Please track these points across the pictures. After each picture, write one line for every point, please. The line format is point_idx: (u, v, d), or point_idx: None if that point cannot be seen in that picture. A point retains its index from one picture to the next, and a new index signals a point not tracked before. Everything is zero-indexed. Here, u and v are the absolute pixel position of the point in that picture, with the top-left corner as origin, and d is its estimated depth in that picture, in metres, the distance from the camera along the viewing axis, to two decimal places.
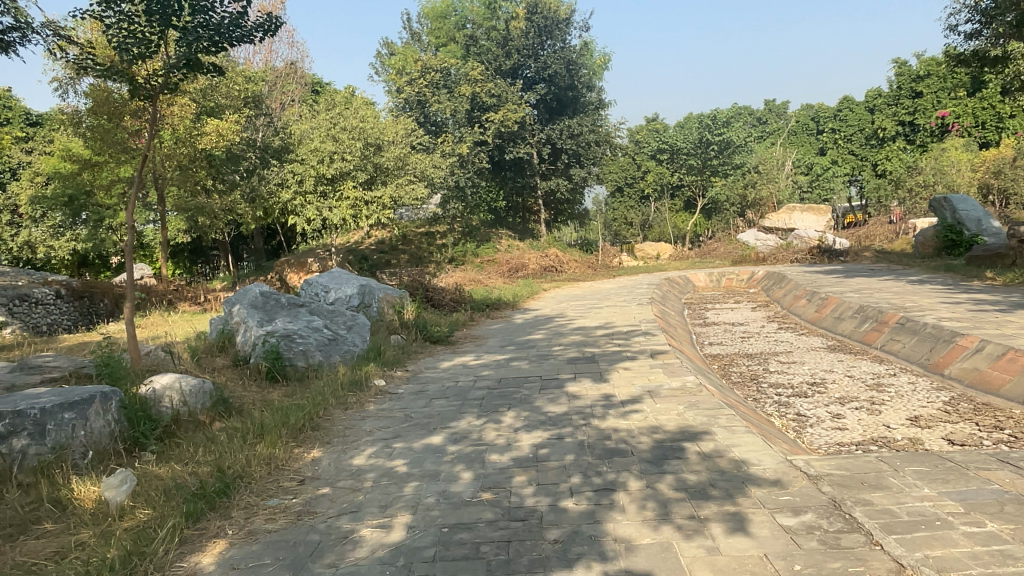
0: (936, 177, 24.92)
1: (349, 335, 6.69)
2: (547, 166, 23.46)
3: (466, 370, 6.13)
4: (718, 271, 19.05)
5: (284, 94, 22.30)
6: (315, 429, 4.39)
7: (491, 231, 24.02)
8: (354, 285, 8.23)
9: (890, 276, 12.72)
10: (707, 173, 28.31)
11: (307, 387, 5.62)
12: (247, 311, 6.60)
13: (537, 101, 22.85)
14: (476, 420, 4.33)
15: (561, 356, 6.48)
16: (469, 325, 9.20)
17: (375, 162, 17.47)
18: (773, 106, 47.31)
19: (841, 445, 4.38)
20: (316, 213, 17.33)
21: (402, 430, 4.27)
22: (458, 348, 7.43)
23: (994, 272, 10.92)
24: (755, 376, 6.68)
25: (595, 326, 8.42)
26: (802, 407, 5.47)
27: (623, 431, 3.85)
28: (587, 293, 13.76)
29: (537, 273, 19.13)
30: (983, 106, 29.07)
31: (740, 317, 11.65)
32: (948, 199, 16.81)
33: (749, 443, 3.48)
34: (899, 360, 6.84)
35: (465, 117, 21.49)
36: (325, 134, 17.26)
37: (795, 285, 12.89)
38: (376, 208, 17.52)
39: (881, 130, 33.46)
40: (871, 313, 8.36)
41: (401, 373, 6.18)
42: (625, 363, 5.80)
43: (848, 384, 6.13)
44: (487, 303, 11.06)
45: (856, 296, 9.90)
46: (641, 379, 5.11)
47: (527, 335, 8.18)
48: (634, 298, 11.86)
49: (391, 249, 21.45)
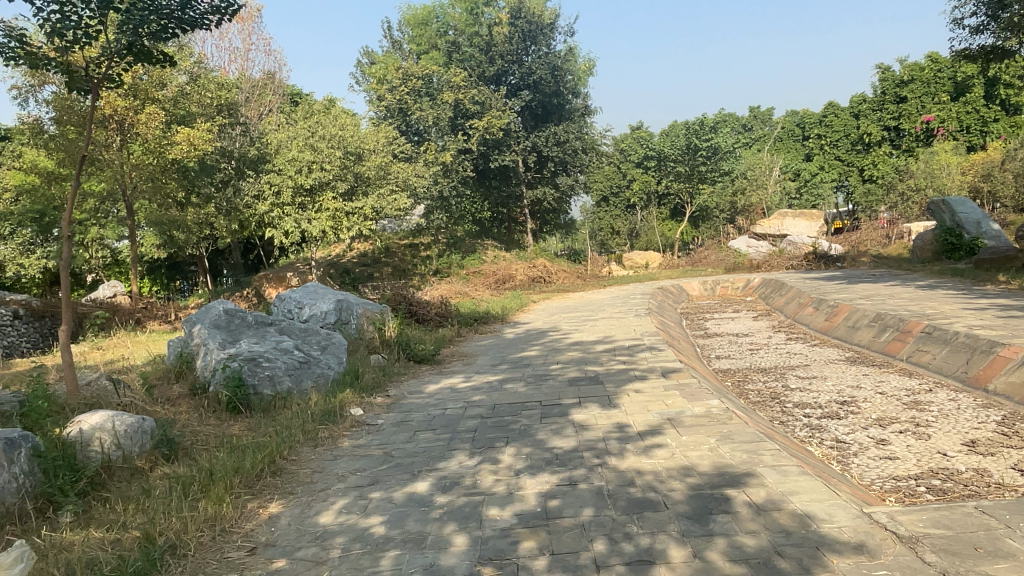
0: (926, 181, 24.59)
1: (323, 357, 5.98)
2: (533, 175, 22.88)
3: (455, 394, 5.43)
4: (712, 279, 18.51)
5: (261, 104, 21.59)
6: (278, 474, 3.68)
7: (477, 242, 23.36)
8: (330, 300, 7.52)
9: (896, 282, 12.18)
10: (695, 180, 27.84)
11: (273, 419, 4.90)
12: (208, 331, 5.87)
13: (522, 108, 22.36)
14: (469, 460, 3.64)
15: (560, 375, 5.81)
16: (457, 341, 8.50)
17: (355, 172, 16.82)
18: (758, 114, 47.31)
19: (897, 480, 3.73)
20: (294, 225, 16.56)
21: (380, 474, 3.57)
22: (446, 368, 6.74)
23: (1006, 275, 10.42)
24: (776, 396, 6.02)
25: (594, 340, 7.75)
26: (837, 432, 4.81)
27: (649, 475, 3.18)
28: (580, 305, 13.12)
29: (525, 284, 18.48)
30: (966, 110, 29.51)
31: (743, 327, 11.03)
32: (947, 202, 16.58)
33: (810, 491, 2.81)
34: (930, 373, 6.21)
35: (448, 124, 20.79)
36: (302, 144, 16.58)
37: (797, 294, 12.34)
38: (357, 219, 16.83)
39: (867, 135, 33.22)
40: (891, 322, 7.72)
41: (382, 399, 5.46)
42: (635, 383, 5.12)
43: (881, 403, 5.47)
44: (475, 317, 10.37)
45: (870, 303, 9.29)
46: (657, 405, 4.43)
47: (520, 351, 7.50)
48: (631, 309, 11.21)
49: (373, 262, 20.69)
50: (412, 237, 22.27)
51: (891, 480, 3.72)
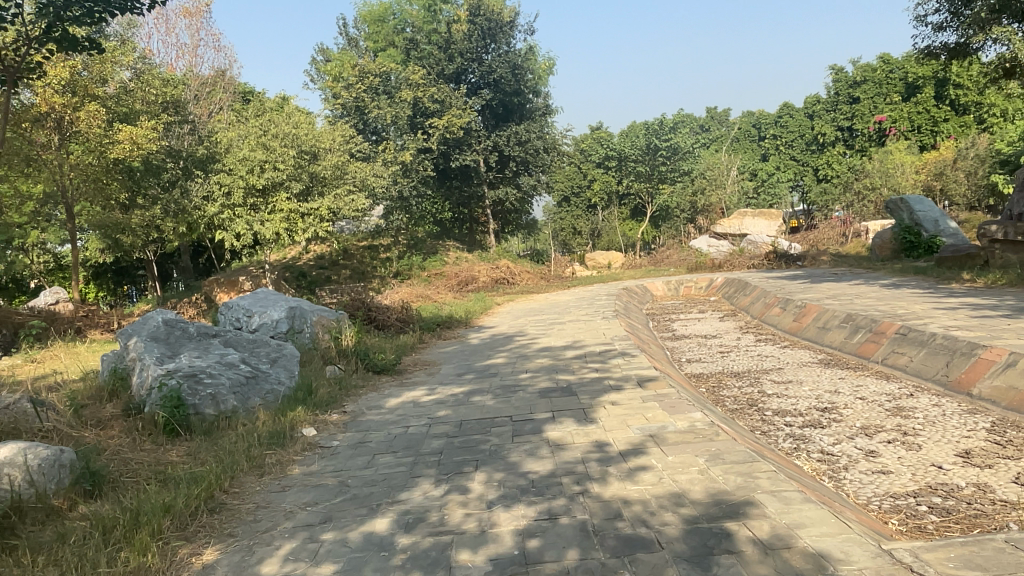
0: (881, 180, 24.99)
1: (272, 371, 5.52)
2: (494, 175, 22.56)
3: (417, 408, 5.03)
4: (676, 278, 18.42)
5: (210, 102, 20.77)
6: (216, 512, 3.25)
7: (438, 243, 22.93)
8: (281, 307, 7.04)
9: (860, 280, 12.16)
10: (656, 180, 27.87)
11: (215, 443, 4.45)
12: (145, 345, 5.37)
13: (482, 107, 21.99)
14: (435, 490, 3.26)
15: (531, 385, 5.46)
16: (418, 348, 8.09)
17: (311, 171, 16.31)
18: (715, 115, 47.93)
19: (895, 499, 3.49)
20: (247, 227, 15.90)
21: (334, 510, 3.16)
22: (407, 378, 6.33)
23: (969, 273, 10.45)
24: (753, 403, 5.76)
25: (563, 345, 7.43)
26: (824, 443, 4.56)
27: (637, 505, 2.84)
28: (545, 307, 12.82)
29: (488, 286, 18.11)
30: (916, 110, 29.91)
31: (711, 329, 10.84)
32: (905, 201, 16.80)
33: (819, 523, 2.51)
34: (907, 376, 6.05)
35: (406, 123, 20.28)
36: (254, 142, 15.94)
37: (763, 293, 12.24)
38: (313, 221, 16.33)
39: (822, 135, 33.80)
40: (863, 323, 7.57)
41: (339, 415, 5.05)
42: (610, 395, 4.80)
43: (862, 409, 5.27)
44: (438, 322, 9.97)
45: (838, 303, 9.17)
46: (637, 419, 4.12)
47: (487, 358, 7.13)
48: (598, 311, 10.93)
49: (331, 264, 20.09)
50: (371, 238, 21.75)
51: (890, 499, 3.48)
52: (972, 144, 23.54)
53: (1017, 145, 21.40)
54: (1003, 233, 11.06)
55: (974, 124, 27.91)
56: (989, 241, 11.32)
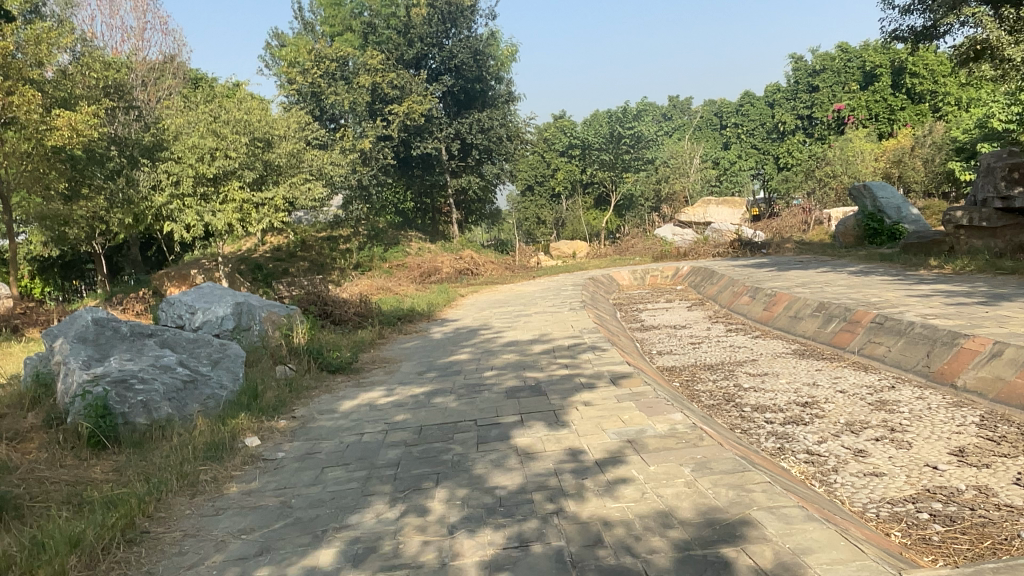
0: (842, 167, 25.19)
1: (214, 373, 5.05)
2: (457, 163, 22.10)
3: (373, 413, 4.62)
4: (642, 267, 18.23)
5: (157, 87, 19.82)
6: (135, 544, 2.81)
7: (400, 233, 22.40)
8: (227, 303, 6.53)
9: (827, 268, 12.06)
10: (620, 169, 27.71)
11: (145, 457, 3.97)
12: (70, 347, 4.86)
13: (443, 93, 21.45)
14: (391, 512, 2.87)
15: (497, 385, 5.09)
16: (378, 345, 7.67)
17: (264, 159, 15.68)
18: (678, 103, 48.10)
19: (893, 505, 3.23)
20: (196, 219, 15.19)
21: (274, 539, 2.75)
22: (364, 378, 5.91)
23: (935, 260, 10.39)
24: (729, 398, 5.47)
25: (529, 339, 7.07)
26: (808, 442, 4.29)
27: (619, 528, 2.49)
28: (511, 298, 12.48)
29: (451, 277, 17.69)
30: (874, 99, 30.19)
31: (679, 318, 10.60)
32: (868, 187, 16.91)
33: (828, 548, 2.20)
34: (886, 367, 5.85)
35: (365, 110, 19.67)
36: (204, 129, 15.21)
37: (730, 281, 12.07)
38: (268, 211, 15.80)
39: (782, 124, 34.07)
40: (837, 312, 7.37)
41: (287, 422, 4.61)
42: (582, 394, 4.46)
43: (843, 403, 5.02)
44: (399, 316, 9.53)
45: (809, 292, 8.97)
46: (612, 422, 3.78)
47: (449, 355, 6.74)
48: (565, 302, 10.59)
49: (288, 256, 19.42)
50: (330, 229, 21.11)
51: (887, 506, 3.22)
52: (929, 132, 23.87)
53: (973, 132, 21.70)
54: (969, 219, 11.14)
55: (930, 113, 28.34)
56: (955, 226, 11.40)
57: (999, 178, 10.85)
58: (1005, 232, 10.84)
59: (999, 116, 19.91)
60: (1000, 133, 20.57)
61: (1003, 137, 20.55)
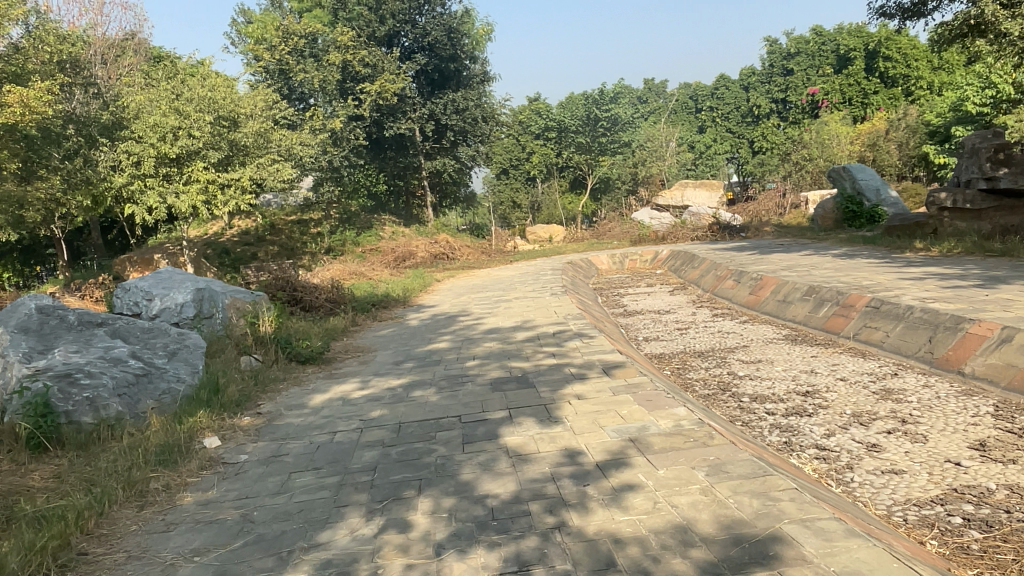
0: (818, 150, 25.14)
1: (170, 367, 4.60)
2: (431, 145, 21.55)
3: (347, 408, 4.25)
4: (620, 251, 17.94)
5: (117, 63, 18.95)
6: (67, 571, 2.41)
7: (373, 217, 21.84)
8: (187, 289, 6.08)
9: (810, 251, 11.88)
10: (596, 152, 27.45)
11: (90, 460, 3.55)
12: (9, 338, 4.38)
13: (416, 72, 20.88)
14: (367, 528, 2.50)
15: (480, 376, 4.74)
16: (351, 333, 7.26)
17: (230, 139, 15.11)
18: (653, 86, 47.90)
19: (920, 508, 2.96)
20: (159, 200, 14.55)
21: (231, 562, 2.37)
22: (337, 369, 5.52)
23: (921, 243, 10.25)
24: (725, 387, 5.17)
25: (511, 326, 6.72)
26: (816, 435, 4.01)
27: (633, 547, 2.16)
28: (488, 283, 12.12)
29: (426, 262, 17.25)
30: (848, 82, 30.25)
31: (662, 303, 10.33)
32: (847, 169, 16.76)
33: (882, 572, 1.89)
34: (885, 353, 5.61)
35: (336, 89, 19.05)
36: (166, 106, 14.55)
37: (712, 265, 11.84)
38: (235, 192, 15.24)
39: (757, 107, 34.02)
40: (829, 296, 7.12)
41: (251, 419, 4.21)
42: (574, 386, 4.13)
43: (846, 393, 4.76)
44: (373, 302, 9.11)
45: (797, 275, 8.74)
46: (610, 419, 3.45)
47: (427, 343, 6.37)
48: (546, 287, 10.24)
49: (257, 240, 18.78)
50: (300, 212, 20.47)
51: (914, 509, 2.94)
52: (904, 115, 23.96)
53: (947, 116, 21.77)
54: (952, 201, 11.01)
55: (902, 96, 28.43)
56: (938, 209, 11.28)
57: (984, 159, 10.71)
58: (988, 213, 10.69)
59: (974, 100, 19.92)
60: (974, 117, 20.63)
61: (977, 120, 20.62)
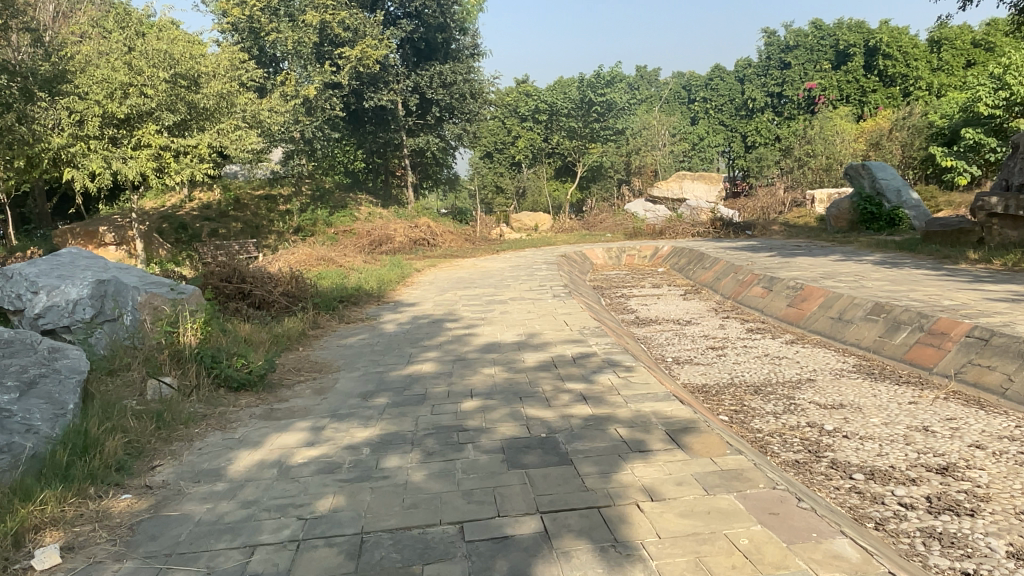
0: (821, 147, 23.82)
1: (19, 406, 2.99)
2: (414, 120, 19.90)
3: (286, 488, 2.75)
4: (616, 244, 16.55)
5: (70, 14, 17.00)
6: None
7: (348, 195, 20.17)
8: (85, 282, 4.48)
9: (841, 255, 10.60)
10: (588, 139, 26.01)
11: None
12: None
13: (401, 41, 19.09)
14: None
15: (485, 431, 3.27)
16: (309, 341, 5.76)
17: (189, 101, 13.48)
18: (645, 73, 46.76)
19: None
20: (103, 165, 12.77)
21: None
22: (281, 402, 4.02)
23: (975, 253, 8.93)
24: (818, 451, 3.76)
25: (516, 342, 5.28)
26: (1006, 559, 2.61)
27: None
28: (478, 276, 10.70)
29: (405, 248, 15.72)
30: (846, 79, 28.96)
31: (677, 310, 8.98)
32: (867, 167, 15.56)
33: None
34: (1013, 405, 4.25)
35: (312, 52, 17.28)
36: (115, 59, 12.85)
37: (728, 267, 10.53)
38: (192, 160, 13.63)
39: (751, 101, 32.49)
40: (907, 318, 5.76)
41: (129, 504, 2.69)
42: (635, 470, 2.67)
43: (998, 474, 3.37)
44: (341, 297, 7.61)
45: (847, 286, 7.38)
46: (730, 562, 1.99)
47: (406, 361, 4.90)
48: (544, 287, 8.75)
49: (218, 215, 17.03)
50: (268, 186, 18.85)
51: None
52: (908, 115, 22.78)
53: (954, 117, 20.73)
54: (1004, 207, 9.59)
55: (901, 96, 27.27)
56: (987, 215, 9.90)
57: None
58: None
59: (986, 101, 18.66)
60: (983, 119, 19.44)
61: (986, 122, 19.46)
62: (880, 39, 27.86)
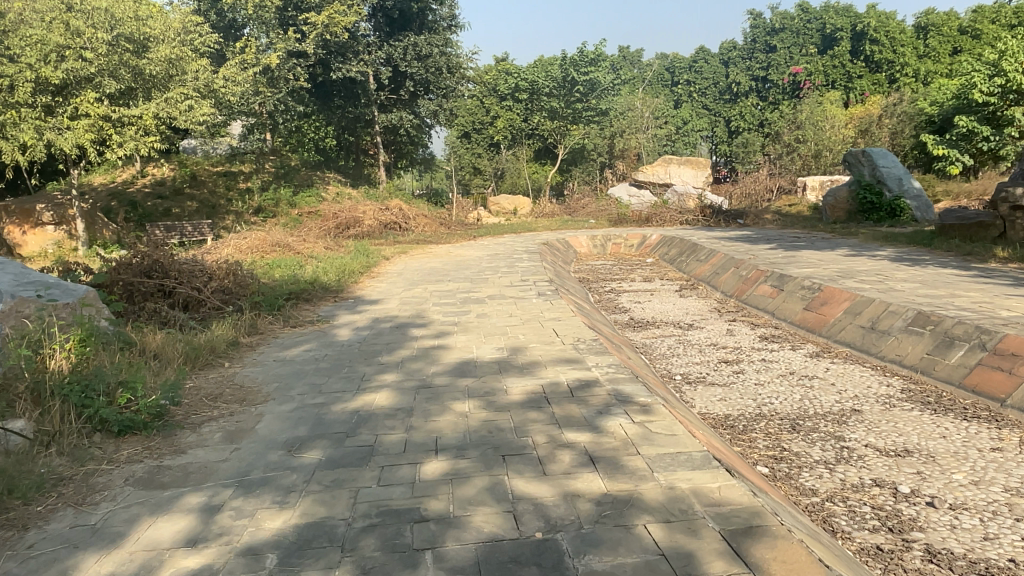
0: (812, 133, 22.73)
1: None
2: (386, 95, 18.58)
3: None
4: (600, 231, 15.53)
5: None
6: None
7: (315, 174, 18.88)
8: None
9: (850, 249, 9.70)
10: (569, 120, 24.83)
11: None
12: None
13: (372, 9, 17.71)
14: None
15: (457, 524, 2.21)
16: (238, 352, 4.65)
17: (134, 67, 12.12)
18: (627, 53, 45.79)
19: None
20: (35, 136, 11.18)
21: None
22: (177, 456, 2.93)
23: (1002, 250, 8.06)
24: (904, 533, 2.78)
25: (498, 362, 4.24)
26: None
27: None
28: (454, 266, 9.64)
29: (374, 232, 14.57)
30: (833, 64, 27.81)
31: (676, 309, 8.01)
32: (867, 154, 14.64)
33: None
34: None
35: (275, 17, 15.94)
36: (52, 18, 11.38)
37: (728, 261, 9.56)
38: (136, 132, 12.20)
39: (736, 84, 31.70)
40: (961, 333, 4.82)
41: None
42: None
43: None
44: (291, 294, 6.48)
45: (874, 289, 6.45)
46: None
47: (357, 388, 3.83)
48: (527, 283, 7.70)
49: (172, 193, 15.69)
50: (228, 163, 17.48)
51: None
52: (899, 101, 21.99)
53: (947, 105, 19.91)
54: None
55: (886, 83, 26.18)
56: (1010, 208, 9.02)
57: None
58: None
59: (980, 88, 17.51)
60: (978, 106, 18.33)
61: (981, 111, 18.23)
62: (871, 23, 26.93)
